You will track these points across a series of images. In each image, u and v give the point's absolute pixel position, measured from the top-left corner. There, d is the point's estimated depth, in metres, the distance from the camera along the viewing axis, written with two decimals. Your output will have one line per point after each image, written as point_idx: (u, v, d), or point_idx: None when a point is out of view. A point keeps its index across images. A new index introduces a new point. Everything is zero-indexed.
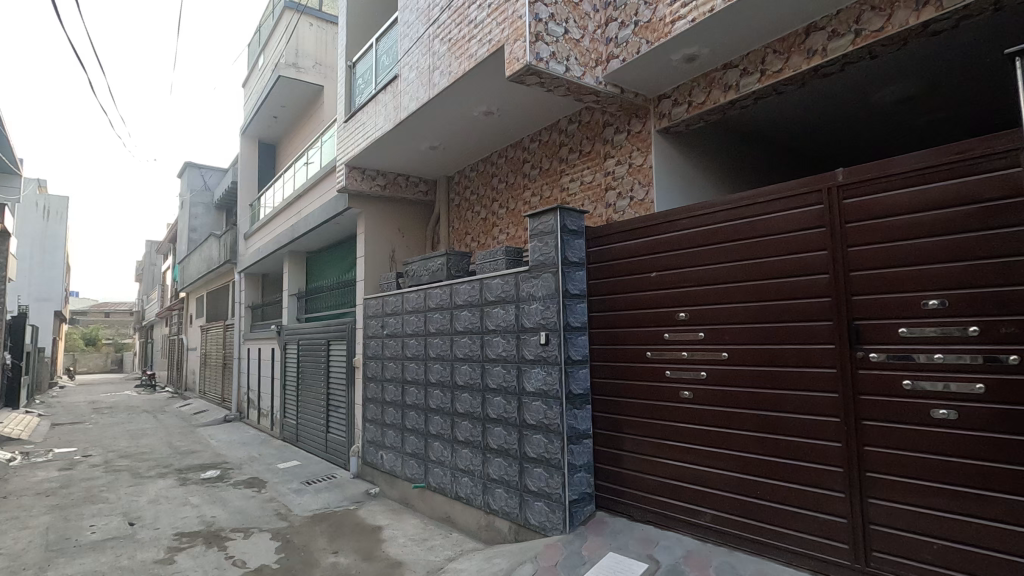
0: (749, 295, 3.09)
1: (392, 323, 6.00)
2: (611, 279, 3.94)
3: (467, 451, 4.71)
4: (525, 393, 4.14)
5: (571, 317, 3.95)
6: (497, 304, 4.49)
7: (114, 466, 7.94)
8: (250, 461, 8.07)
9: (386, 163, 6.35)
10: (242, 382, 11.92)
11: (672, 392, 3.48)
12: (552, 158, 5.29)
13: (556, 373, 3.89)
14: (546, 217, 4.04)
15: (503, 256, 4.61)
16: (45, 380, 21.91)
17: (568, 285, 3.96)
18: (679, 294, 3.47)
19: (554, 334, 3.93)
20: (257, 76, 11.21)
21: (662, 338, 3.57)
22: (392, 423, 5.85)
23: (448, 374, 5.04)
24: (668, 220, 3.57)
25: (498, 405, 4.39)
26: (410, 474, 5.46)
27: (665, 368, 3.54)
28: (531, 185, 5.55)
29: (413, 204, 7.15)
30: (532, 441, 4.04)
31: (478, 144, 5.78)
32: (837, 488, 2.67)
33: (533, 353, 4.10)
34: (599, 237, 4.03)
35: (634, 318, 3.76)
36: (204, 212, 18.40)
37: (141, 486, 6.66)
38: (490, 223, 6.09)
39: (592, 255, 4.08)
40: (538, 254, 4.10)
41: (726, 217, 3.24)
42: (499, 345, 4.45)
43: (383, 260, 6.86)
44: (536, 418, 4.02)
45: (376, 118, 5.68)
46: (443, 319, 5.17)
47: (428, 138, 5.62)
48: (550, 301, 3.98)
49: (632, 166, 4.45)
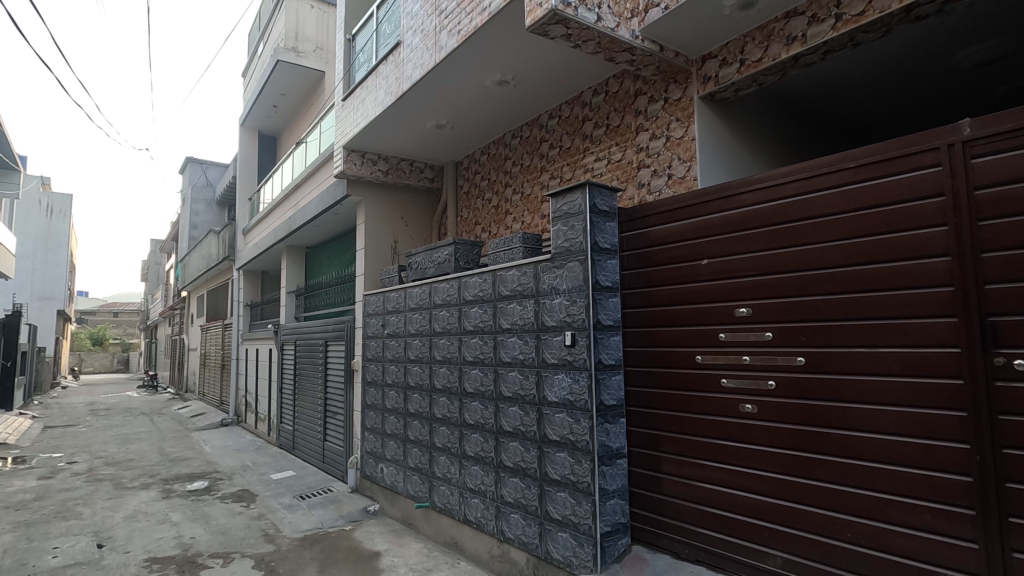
0: (836, 285, 2.46)
1: (394, 321, 5.41)
2: (652, 268, 3.33)
3: (477, 468, 4.10)
4: (546, 404, 3.51)
5: (602, 314, 3.32)
6: (512, 299, 3.88)
7: (96, 475, 7.39)
8: (243, 470, 7.50)
9: (388, 145, 5.77)
10: (240, 383, 11.40)
11: (731, 405, 2.86)
12: (575, 136, 4.68)
13: (583, 381, 3.26)
14: (572, 195, 3.43)
15: (520, 244, 4.00)
16: (46, 380, 21.51)
17: (599, 275, 3.33)
18: (739, 285, 2.86)
19: (580, 334, 3.31)
20: (255, 63, 10.66)
21: (716, 340, 2.95)
22: (393, 433, 5.26)
23: (455, 379, 4.43)
24: (724, 196, 2.97)
25: (513, 417, 3.78)
26: (413, 491, 4.86)
27: (720, 376, 2.92)
28: (549, 167, 4.94)
29: (418, 192, 6.56)
30: (554, 461, 3.42)
31: (490, 121, 5.19)
32: (964, 536, 2.04)
33: (555, 356, 3.48)
34: (637, 218, 3.45)
35: (680, 314, 3.15)
36: (205, 209, 17.93)
37: (121, 499, 6.09)
38: (502, 211, 5.50)
39: (628, 239, 3.48)
40: (562, 240, 3.48)
41: (803, 189, 2.62)
42: (514, 347, 3.83)
43: (385, 252, 6.26)
44: (560, 434, 3.40)
45: (376, 94, 5.09)
46: (450, 317, 4.56)
47: (435, 115, 5.04)
48: (576, 294, 3.35)
49: (669, 138, 3.85)
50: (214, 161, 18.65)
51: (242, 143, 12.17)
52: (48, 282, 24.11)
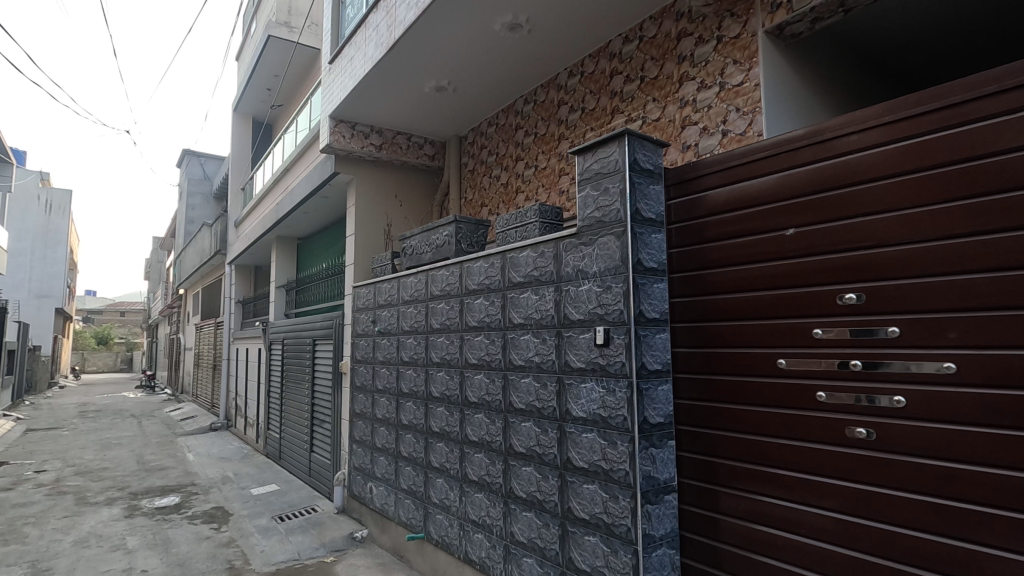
0: (1005, 257, 1.70)
1: (386, 316, 4.66)
2: (714, 243, 2.58)
3: (480, 496, 3.33)
4: (569, 420, 2.73)
5: (646, 304, 2.51)
6: (526, 287, 3.11)
7: (60, 487, 6.67)
8: (222, 482, 6.76)
9: (381, 114, 5.03)
10: (230, 385, 10.69)
11: (834, 427, 2.07)
12: (601, 95, 3.90)
13: (621, 393, 2.46)
14: (605, 150, 2.64)
15: (535, 218, 3.22)
16: (41, 381, 20.91)
17: (642, 252, 2.53)
18: (845, 261, 2.08)
19: (616, 330, 2.51)
20: (247, 41, 9.92)
21: (810, 338, 2.17)
22: (383, 447, 4.50)
23: (456, 387, 3.67)
24: (819, 142, 2.22)
25: (527, 435, 3.00)
26: (405, 518, 4.09)
27: (816, 388, 2.14)
28: (569, 134, 4.16)
29: (417, 172, 5.80)
30: (580, 494, 2.64)
31: (498, 80, 4.44)
32: None
33: (582, 359, 2.69)
34: (692, 179, 2.72)
35: (754, 304, 2.39)
36: (201, 202, 17.27)
37: (77, 519, 5.36)
38: (512, 190, 4.74)
39: (679, 208, 2.75)
40: (591, 208, 2.70)
41: (949, 122, 1.85)
42: (528, 347, 3.05)
43: (377, 238, 5.51)
44: (587, 461, 2.61)
45: (366, 49, 4.34)
46: (450, 310, 3.80)
47: (437, 72, 4.31)
48: (611, 277, 2.55)
49: (723, 86, 3.07)
50: (212, 154, 17.92)
51: (235, 130, 11.45)
52: (46, 279, 23.54)
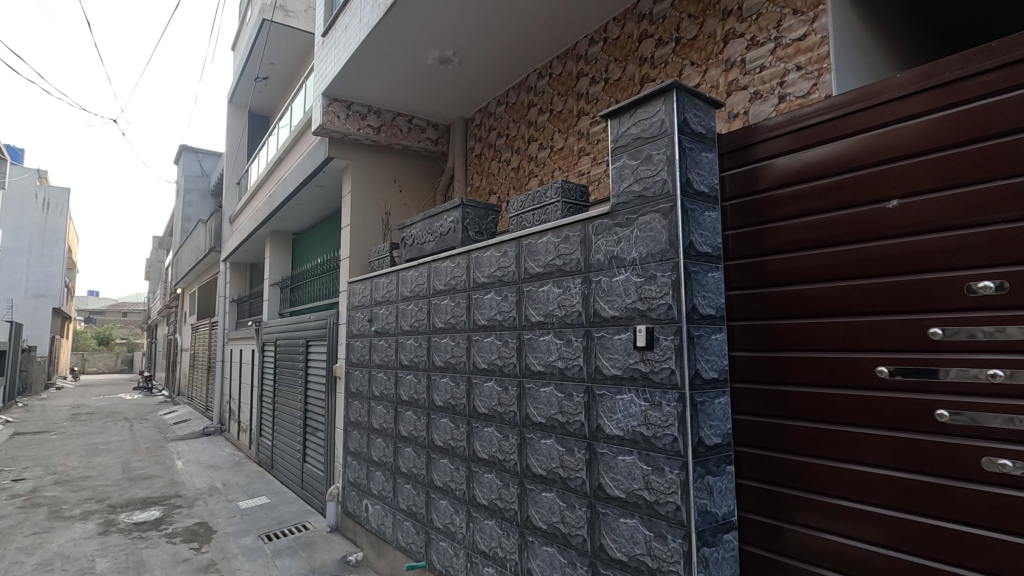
0: None
1: (383, 315, 4.19)
2: (784, 222, 2.09)
3: (490, 523, 2.86)
4: (601, 439, 2.25)
5: (699, 297, 2.03)
6: (546, 279, 2.63)
7: (35, 499, 6.19)
8: (209, 494, 6.29)
9: (380, 92, 4.57)
10: (224, 388, 10.25)
11: (965, 458, 1.57)
12: (628, 63, 3.43)
13: (670, 408, 1.98)
14: (647, 110, 2.17)
15: (557, 198, 2.74)
16: (35, 382, 20.48)
17: (694, 232, 2.05)
18: (975, 238, 1.58)
19: (662, 330, 2.03)
20: (242, 27, 9.45)
21: (925, 339, 1.67)
22: (380, 461, 4.03)
23: (462, 396, 3.19)
24: (933, 86, 1.71)
25: (548, 455, 2.52)
26: (405, 544, 3.62)
27: (935, 405, 1.64)
28: (590, 109, 3.69)
29: (419, 157, 5.32)
30: (615, 530, 2.16)
31: (508, 49, 3.97)
32: None
33: (617, 365, 2.21)
34: (751, 145, 2.23)
35: (841, 297, 1.89)
36: (199, 199, 16.83)
37: (46, 536, 4.90)
38: (523, 174, 4.27)
39: (736, 180, 2.27)
40: (629, 181, 2.22)
41: None
42: (550, 350, 2.57)
43: (375, 229, 5.05)
44: (624, 490, 2.14)
45: (362, 14, 3.88)
46: (455, 307, 3.32)
47: (441, 40, 3.83)
48: (656, 265, 2.07)
49: (780, 41, 2.59)
50: (210, 150, 17.48)
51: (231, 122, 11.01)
52: (42, 278, 23.13)
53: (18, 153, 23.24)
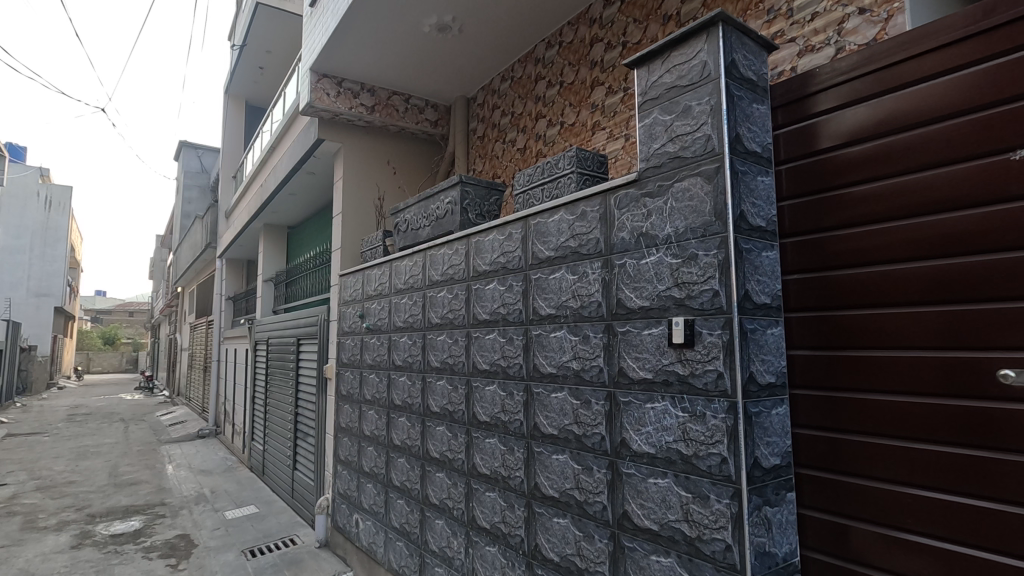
0: None
1: (375, 309, 3.79)
2: (858, 187, 1.66)
3: (491, 548, 2.46)
4: (627, 456, 1.84)
5: (753, 281, 1.62)
6: (557, 265, 2.23)
7: (11, 507, 5.84)
8: (196, 502, 5.92)
9: (371, 66, 4.18)
10: (220, 389, 9.89)
11: None
12: (649, 23, 3.01)
13: (717, 420, 1.57)
14: (685, 52, 1.76)
15: (571, 168, 2.33)
16: (35, 382, 20.28)
17: (745, 200, 1.65)
18: None
19: (706, 323, 1.62)
20: (238, 14, 9.05)
21: None
22: (371, 472, 3.63)
23: (459, 401, 2.80)
24: None
25: (560, 474, 2.12)
26: (397, 566, 3.23)
27: None
28: (605, 78, 3.28)
29: (416, 140, 4.93)
30: (644, 570, 1.75)
31: (512, 13, 3.56)
32: None
33: (647, 368, 1.80)
34: (817, 94, 1.80)
35: (938, 279, 1.45)
36: (199, 196, 16.51)
37: (14, 550, 4.53)
38: (530, 155, 3.87)
39: (795, 139, 1.85)
40: (662, 141, 1.81)
41: None
42: (562, 349, 2.17)
43: (368, 217, 4.66)
44: (656, 521, 1.73)
45: None
46: (453, 300, 2.93)
47: (438, 3, 3.44)
48: (698, 242, 1.66)
49: None
50: (211, 146, 17.15)
51: (228, 114, 10.65)
52: (44, 277, 22.91)
53: (19, 151, 23.03)
